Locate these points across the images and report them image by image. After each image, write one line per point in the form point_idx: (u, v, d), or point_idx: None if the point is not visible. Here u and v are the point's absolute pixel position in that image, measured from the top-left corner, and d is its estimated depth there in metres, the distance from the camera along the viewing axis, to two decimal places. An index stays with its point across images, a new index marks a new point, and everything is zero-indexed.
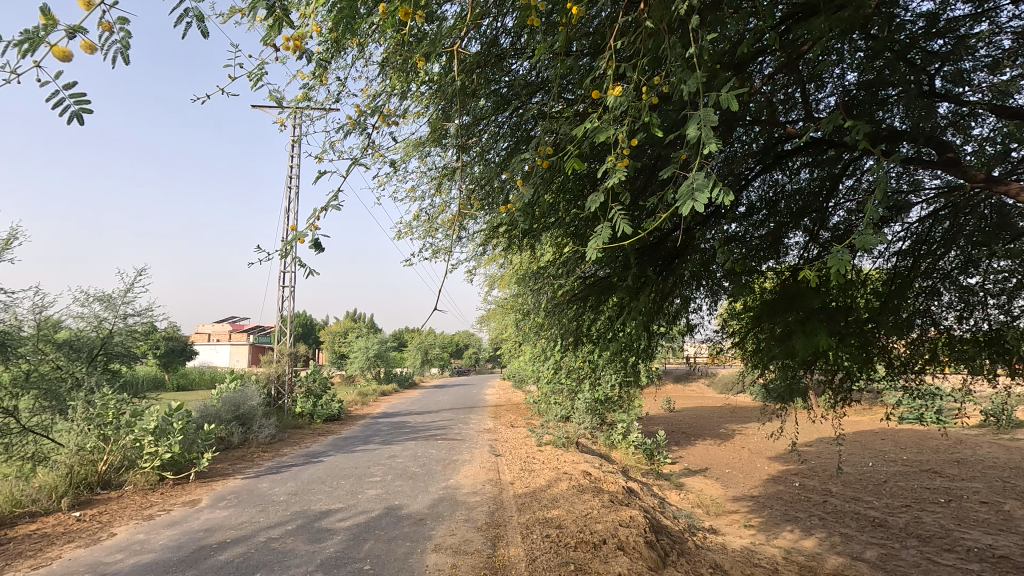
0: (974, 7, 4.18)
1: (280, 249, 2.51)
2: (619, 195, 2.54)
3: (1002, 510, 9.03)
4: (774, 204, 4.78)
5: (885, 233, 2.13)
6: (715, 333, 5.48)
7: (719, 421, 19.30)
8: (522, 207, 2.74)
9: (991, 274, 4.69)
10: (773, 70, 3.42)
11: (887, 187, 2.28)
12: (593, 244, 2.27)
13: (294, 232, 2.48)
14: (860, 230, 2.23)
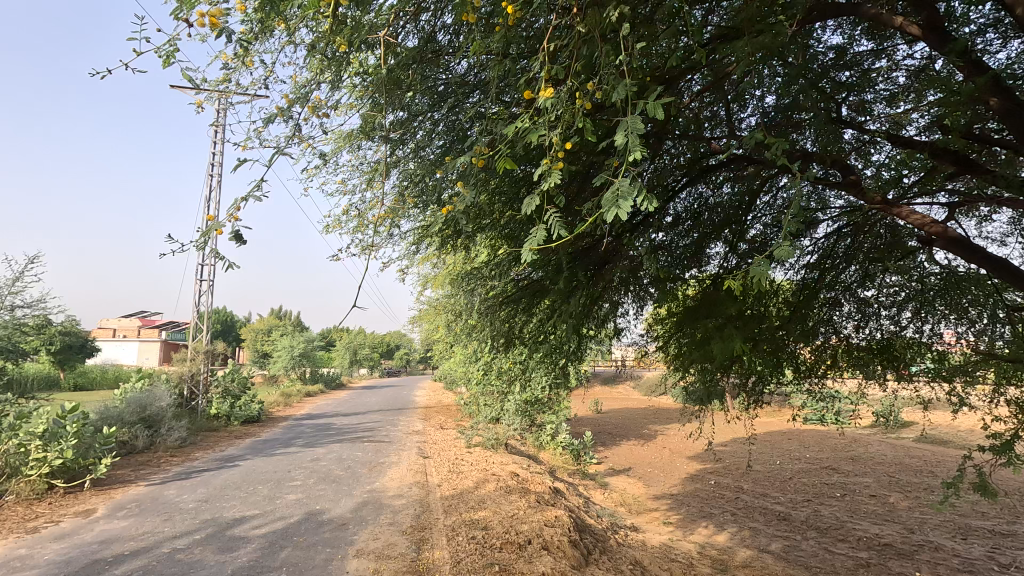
0: (876, 44, 4.60)
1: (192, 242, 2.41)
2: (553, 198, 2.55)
3: (888, 502, 9.95)
4: (697, 215, 4.97)
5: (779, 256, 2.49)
6: (639, 336, 5.68)
7: (644, 422, 20.09)
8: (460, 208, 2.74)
9: (884, 288, 5.20)
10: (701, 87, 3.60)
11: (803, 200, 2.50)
12: (528, 247, 2.28)
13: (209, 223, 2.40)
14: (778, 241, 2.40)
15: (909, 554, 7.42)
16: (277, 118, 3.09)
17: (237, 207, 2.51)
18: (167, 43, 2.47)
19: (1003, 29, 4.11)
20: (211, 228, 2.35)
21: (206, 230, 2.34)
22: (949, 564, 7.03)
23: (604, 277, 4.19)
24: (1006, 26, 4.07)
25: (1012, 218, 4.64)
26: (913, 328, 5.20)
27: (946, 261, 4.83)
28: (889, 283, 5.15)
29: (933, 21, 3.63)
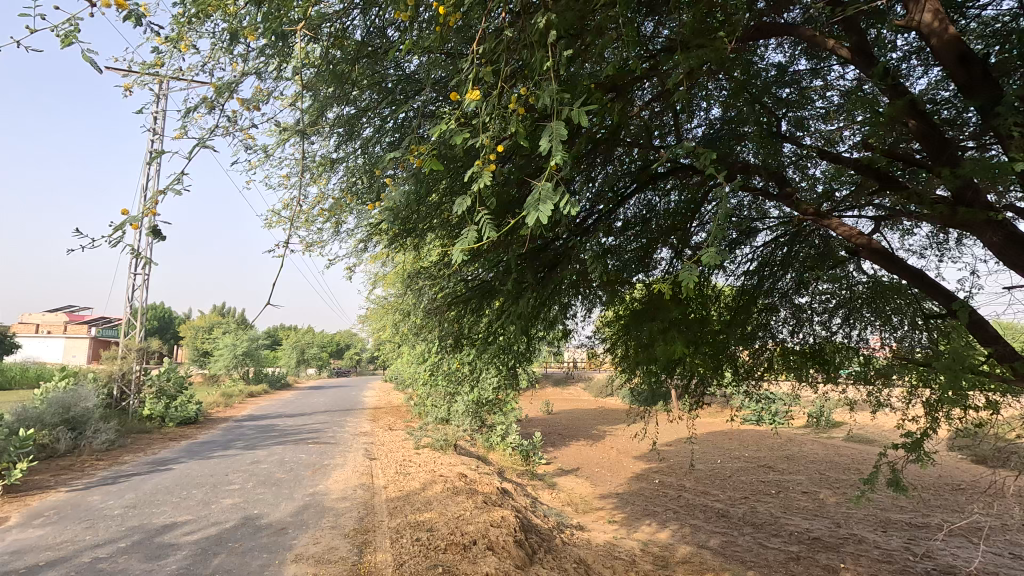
0: (814, 64, 4.86)
1: (106, 235, 2.32)
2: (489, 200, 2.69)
3: (818, 498, 10.52)
4: (646, 221, 5.11)
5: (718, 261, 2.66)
6: (588, 338, 5.78)
7: (593, 423, 20.43)
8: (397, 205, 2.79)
9: (818, 295, 5.49)
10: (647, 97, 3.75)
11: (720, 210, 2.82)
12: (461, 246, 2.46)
13: (126, 216, 2.31)
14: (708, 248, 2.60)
15: (835, 547, 7.85)
16: (208, 107, 2.98)
17: (155, 199, 2.41)
18: (71, 23, 2.35)
19: (925, 57, 4.43)
20: (128, 220, 2.27)
21: (121, 222, 2.27)
22: (871, 555, 7.48)
23: (553, 278, 4.27)
24: (927, 54, 4.38)
25: (931, 232, 4.98)
26: (843, 334, 5.51)
27: (873, 271, 5.14)
28: (821, 290, 5.49)
29: (862, 46, 3.98)
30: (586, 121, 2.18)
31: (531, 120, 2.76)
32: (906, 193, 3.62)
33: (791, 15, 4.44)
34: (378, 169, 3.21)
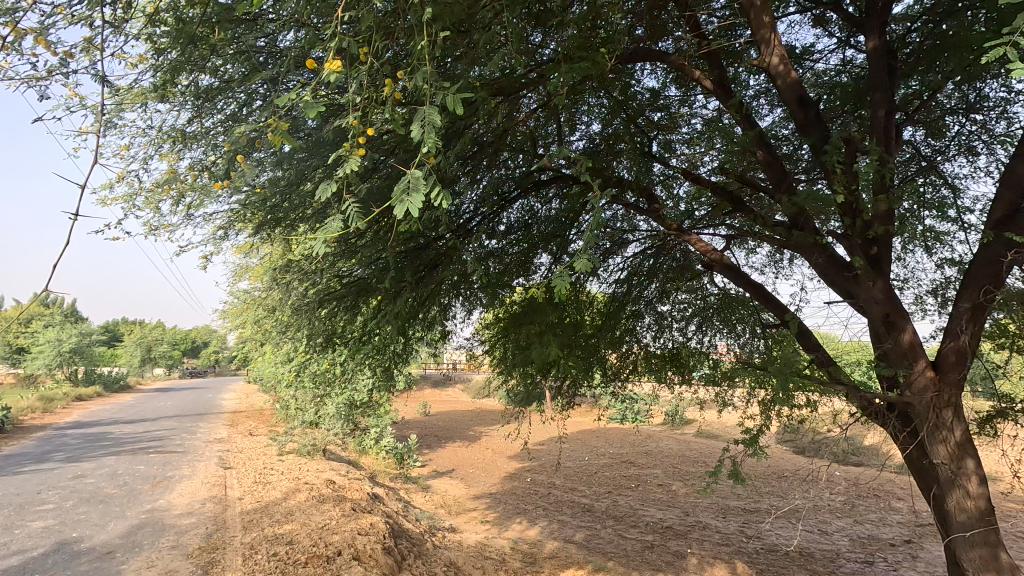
0: (682, 92, 5.29)
1: None
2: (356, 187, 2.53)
3: (671, 490, 11.51)
4: (527, 227, 5.22)
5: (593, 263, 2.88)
6: (467, 339, 5.76)
7: (469, 424, 20.55)
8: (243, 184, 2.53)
9: (677, 304, 5.97)
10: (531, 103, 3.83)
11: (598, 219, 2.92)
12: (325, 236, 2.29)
13: None
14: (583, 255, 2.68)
15: (684, 534, 8.62)
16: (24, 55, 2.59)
17: None
18: None
19: (770, 98, 5.05)
20: None
21: None
22: (712, 539, 8.33)
23: (433, 278, 4.21)
24: (772, 95, 5.00)
25: (770, 251, 5.67)
26: (696, 339, 6.00)
27: (723, 284, 5.72)
28: (680, 299, 5.97)
29: (722, 80, 4.48)
30: (461, 109, 2.15)
31: (415, 113, 2.68)
32: (753, 215, 4.07)
33: (664, 44, 4.82)
34: (241, 149, 2.96)
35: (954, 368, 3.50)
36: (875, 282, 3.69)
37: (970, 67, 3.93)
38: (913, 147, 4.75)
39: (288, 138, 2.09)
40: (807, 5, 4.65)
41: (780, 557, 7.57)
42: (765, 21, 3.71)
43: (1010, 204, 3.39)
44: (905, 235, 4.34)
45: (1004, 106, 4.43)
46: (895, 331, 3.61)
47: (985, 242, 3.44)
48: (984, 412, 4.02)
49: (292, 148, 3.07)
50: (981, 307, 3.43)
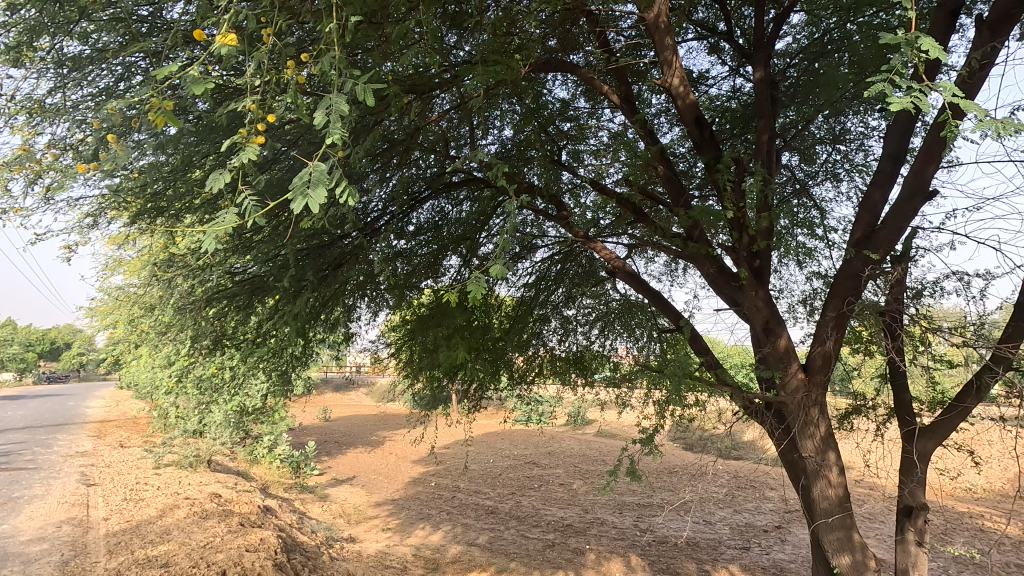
0: (591, 104, 5.49)
1: None
2: (252, 178, 2.33)
3: (571, 489, 11.88)
4: (437, 228, 5.15)
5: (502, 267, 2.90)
6: (372, 341, 5.57)
7: (372, 429, 19.93)
8: (116, 168, 2.25)
9: (582, 309, 6.16)
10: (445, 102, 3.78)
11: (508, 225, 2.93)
12: (214, 231, 2.08)
13: None
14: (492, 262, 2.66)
15: (583, 531, 8.92)
16: None
17: None
18: None
19: (670, 117, 5.38)
20: None
21: None
22: (609, 535, 8.69)
23: (336, 277, 4.02)
24: (672, 114, 5.33)
25: (667, 260, 6.01)
26: (599, 343, 6.16)
27: (625, 290, 5.99)
28: (584, 304, 6.14)
29: (628, 96, 4.70)
30: (373, 101, 2.07)
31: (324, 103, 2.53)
32: (653, 225, 4.30)
33: (575, 56, 4.96)
34: (113, 127, 2.65)
35: (820, 370, 3.91)
36: (757, 292, 4.04)
37: (836, 103, 4.44)
38: (789, 171, 5.27)
39: (171, 117, 1.87)
40: (703, 34, 5.01)
41: (670, 549, 8.05)
42: (668, 43, 3.93)
43: (867, 225, 3.85)
44: (782, 249, 4.79)
45: (863, 139, 5.05)
46: (772, 336, 3.97)
47: (846, 258, 3.88)
48: (842, 409, 4.54)
49: (177, 131, 2.81)
50: (842, 316, 3.86)
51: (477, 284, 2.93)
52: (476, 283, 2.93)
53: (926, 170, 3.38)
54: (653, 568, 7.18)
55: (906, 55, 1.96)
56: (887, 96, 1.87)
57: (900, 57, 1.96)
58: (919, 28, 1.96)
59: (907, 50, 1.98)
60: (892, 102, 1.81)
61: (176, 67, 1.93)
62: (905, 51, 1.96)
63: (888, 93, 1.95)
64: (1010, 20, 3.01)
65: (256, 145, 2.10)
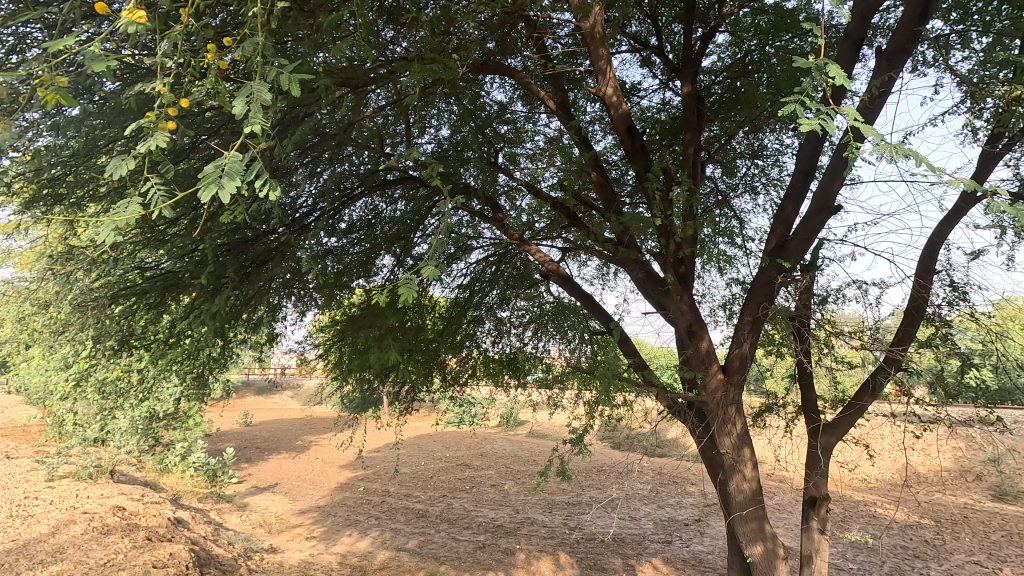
0: (528, 108, 5.55)
1: None
2: (161, 167, 2.16)
3: (503, 489, 11.93)
4: (370, 226, 5.02)
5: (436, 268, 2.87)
6: (299, 342, 5.35)
7: (297, 433, 19.13)
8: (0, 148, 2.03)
9: (516, 311, 6.20)
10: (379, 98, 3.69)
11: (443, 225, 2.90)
12: (114, 222, 1.91)
13: None
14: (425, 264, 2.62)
15: (513, 531, 8.98)
16: None
17: None
18: None
19: (604, 125, 5.53)
20: None
21: None
22: (539, 534, 8.80)
23: (260, 275, 3.83)
24: (605, 123, 5.49)
25: (599, 264, 6.17)
26: (532, 344, 6.22)
27: (558, 293, 6.09)
28: (518, 305, 6.19)
29: (563, 103, 4.79)
30: (300, 92, 1.98)
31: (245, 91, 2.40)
32: (586, 230, 4.41)
33: (513, 61, 5.01)
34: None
35: (737, 371, 4.15)
36: (682, 297, 4.23)
37: (756, 120, 4.74)
38: (712, 183, 5.57)
39: (64, 96, 1.70)
40: (636, 47, 5.20)
41: (598, 545, 8.27)
42: (602, 53, 4.05)
43: (780, 236, 4.13)
44: (705, 256, 5.04)
45: (778, 156, 5.41)
46: (695, 339, 4.17)
47: (762, 266, 4.14)
48: (756, 407, 4.84)
49: (78, 112, 2.57)
50: (758, 320, 4.12)
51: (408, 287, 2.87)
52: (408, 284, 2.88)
53: (832, 187, 3.67)
54: (581, 564, 7.35)
55: (817, 80, 2.12)
56: (799, 117, 2.01)
57: (811, 81, 2.12)
58: (828, 55, 2.13)
59: (818, 75, 2.15)
60: (803, 122, 1.96)
61: (74, 42, 1.76)
62: (816, 77, 2.12)
63: (800, 115, 2.10)
64: (903, 54, 3.33)
65: (166, 132, 1.94)
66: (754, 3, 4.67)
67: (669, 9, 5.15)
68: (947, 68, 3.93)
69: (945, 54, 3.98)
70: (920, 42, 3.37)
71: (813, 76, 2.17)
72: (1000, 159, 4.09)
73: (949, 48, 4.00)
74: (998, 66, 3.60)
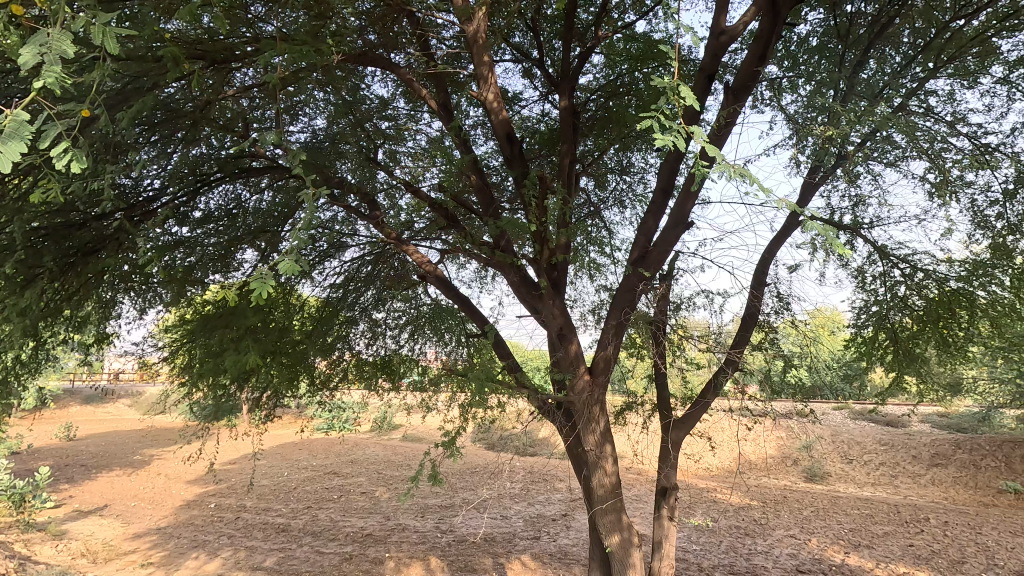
0: (410, 106, 5.45)
1: None
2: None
3: (373, 496, 11.53)
4: (230, 216, 4.58)
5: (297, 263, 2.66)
6: (139, 343, 4.72)
7: (135, 446, 16.90)
8: None
9: (391, 312, 6.02)
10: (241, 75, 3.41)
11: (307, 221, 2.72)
12: None
13: None
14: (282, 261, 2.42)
15: (383, 539, 8.70)
16: None
17: None
18: None
19: (485, 130, 5.60)
20: None
21: None
22: (410, 540, 8.63)
23: (89, 264, 3.34)
24: (487, 128, 5.56)
25: (477, 267, 6.22)
26: (408, 347, 6.08)
27: (435, 295, 6.03)
28: (395, 307, 6.02)
29: (445, 103, 4.77)
30: (117, 49, 1.86)
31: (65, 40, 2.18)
32: (464, 232, 4.42)
33: (396, 56, 4.89)
34: None
35: (602, 372, 4.40)
36: (554, 301, 4.39)
37: (625, 138, 5.09)
38: (585, 194, 5.87)
39: None
40: (519, 57, 5.34)
41: (468, 547, 8.30)
42: (485, 59, 4.10)
43: (642, 247, 4.46)
44: (577, 263, 5.30)
45: (643, 173, 5.86)
46: (565, 342, 4.35)
47: (626, 274, 4.44)
48: (618, 405, 5.18)
49: None
50: (621, 325, 4.40)
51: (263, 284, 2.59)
52: (266, 280, 2.64)
53: (686, 205, 4.03)
54: (452, 567, 7.32)
55: (670, 98, 2.34)
56: (657, 132, 2.20)
57: (666, 100, 2.33)
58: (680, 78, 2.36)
59: (672, 95, 2.37)
60: (660, 138, 2.14)
61: None
62: (670, 96, 2.34)
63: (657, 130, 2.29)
64: (746, 90, 3.75)
65: None
66: (626, 30, 5.02)
67: (551, 25, 5.36)
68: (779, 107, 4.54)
69: (778, 95, 4.60)
70: (759, 81, 3.82)
71: (668, 95, 2.39)
72: (817, 189, 4.80)
73: (781, 90, 4.62)
74: (817, 110, 4.23)
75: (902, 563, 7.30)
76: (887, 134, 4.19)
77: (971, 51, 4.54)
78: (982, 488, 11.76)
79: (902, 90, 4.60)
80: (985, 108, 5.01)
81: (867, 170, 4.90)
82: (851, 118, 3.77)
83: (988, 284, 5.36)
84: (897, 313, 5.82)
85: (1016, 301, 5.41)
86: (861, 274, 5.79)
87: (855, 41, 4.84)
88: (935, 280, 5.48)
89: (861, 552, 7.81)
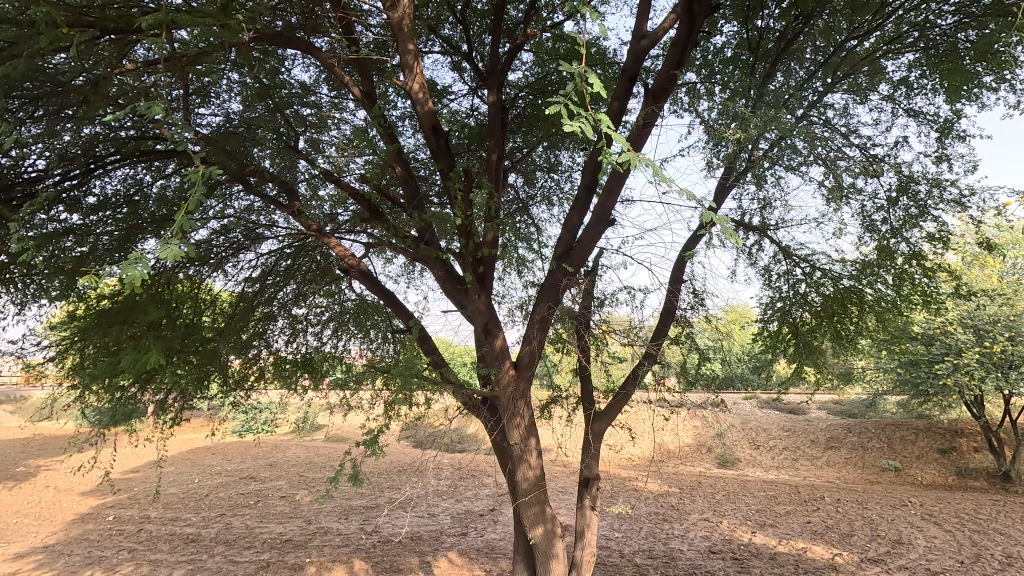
0: (334, 93, 5.28)
1: None
2: None
3: (293, 500, 11.05)
4: (130, 201, 4.23)
5: (183, 251, 2.33)
6: (18, 342, 4.22)
7: (16, 457, 15.18)
8: None
9: (313, 307, 5.77)
10: (132, 44, 3.14)
11: (199, 203, 2.47)
12: None
13: None
14: (171, 247, 2.21)
15: (303, 544, 8.36)
16: None
17: None
18: None
19: (413, 122, 5.51)
20: None
21: None
22: (332, 543, 8.34)
23: None
24: (414, 120, 5.47)
25: (404, 262, 6.10)
26: (330, 344, 5.84)
27: (360, 290, 5.85)
28: (316, 303, 5.78)
29: (370, 92, 4.63)
30: None
31: None
32: (387, 225, 4.31)
33: (319, 41, 4.71)
34: None
35: (527, 367, 4.40)
36: (479, 296, 4.37)
37: (552, 136, 5.16)
38: (514, 190, 5.89)
39: None
40: (447, 49, 5.28)
41: (394, 546, 8.15)
42: (410, 48, 3.98)
43: (567, 242, 4.52)
44: (504, 259, 5.31)
45: (569, 171, 5.95)
46: (490, 337, 4.34)
47: (551, 269, 4.47)
48: (543, 399, 5.24)
49: None
50: (545, 319, 4.42)
51: (141, 272, 2.23)
52: (140, 270, 2.20)
53: (608, 202, 4.13)
54: (376, 569, 7.15)
55: (576, 85, 2.54)
56: (566, 118, 2.40)
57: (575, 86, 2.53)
58: (585, 66, 2.56)
59: (580, 82, 2.56)
60: (569, 124, 2.35)
61: None
62: (573, 82, 2.56)
63: (566, 115, 2.50)
64: (666, 93, 3.88)
65: None
66: (554, 29, 5.10)
67: (480, 19, 5.34)
68: (696, 112, 4.75)
69: (696, 101, 4.81)
70: (677, 85, 3.97)
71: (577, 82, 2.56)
72: (729, 192, 5.08)
73: (697, 96, 4.84)
74: (730, 116, 4.48)
75: (800, 539, 7.95)
76: (791, 141, 4.50)
77: (863, 69, 4.96)
78: (868, 466, 13.09)
79: (804, 101, 4.96)
80: (874, 122, 5.52)
81: (773, 174, 5.23)
82: (759, 124, 4.01)
83: (874, 283, 5.90)
84: (799, 309, 6.27)
85: (897, 298, 5.99)
86: (767, 272, 6.21)
87: (765, 53, 5.17)
88: (831, 279, 5.96)
89: (765, 531, 8.41)
